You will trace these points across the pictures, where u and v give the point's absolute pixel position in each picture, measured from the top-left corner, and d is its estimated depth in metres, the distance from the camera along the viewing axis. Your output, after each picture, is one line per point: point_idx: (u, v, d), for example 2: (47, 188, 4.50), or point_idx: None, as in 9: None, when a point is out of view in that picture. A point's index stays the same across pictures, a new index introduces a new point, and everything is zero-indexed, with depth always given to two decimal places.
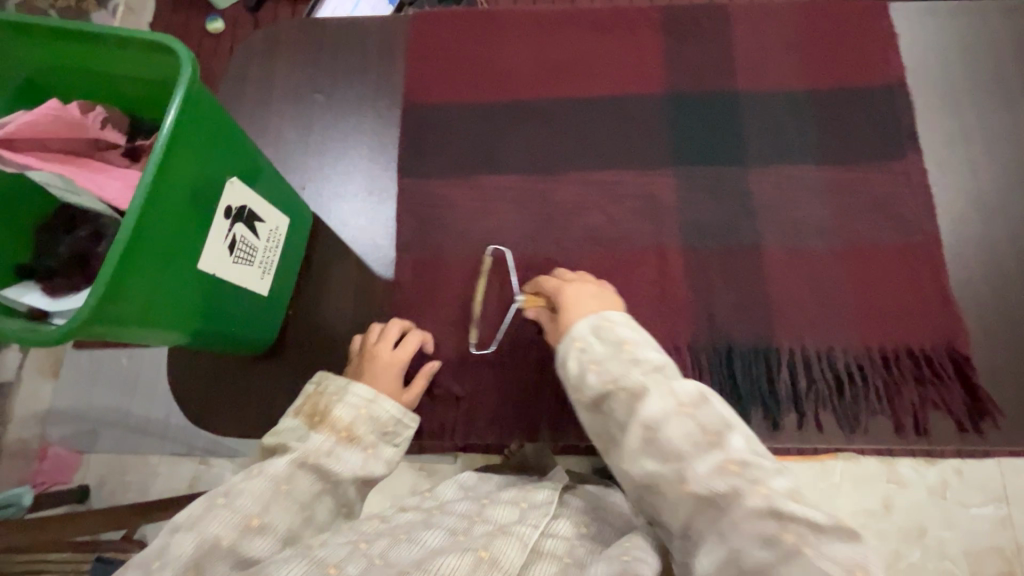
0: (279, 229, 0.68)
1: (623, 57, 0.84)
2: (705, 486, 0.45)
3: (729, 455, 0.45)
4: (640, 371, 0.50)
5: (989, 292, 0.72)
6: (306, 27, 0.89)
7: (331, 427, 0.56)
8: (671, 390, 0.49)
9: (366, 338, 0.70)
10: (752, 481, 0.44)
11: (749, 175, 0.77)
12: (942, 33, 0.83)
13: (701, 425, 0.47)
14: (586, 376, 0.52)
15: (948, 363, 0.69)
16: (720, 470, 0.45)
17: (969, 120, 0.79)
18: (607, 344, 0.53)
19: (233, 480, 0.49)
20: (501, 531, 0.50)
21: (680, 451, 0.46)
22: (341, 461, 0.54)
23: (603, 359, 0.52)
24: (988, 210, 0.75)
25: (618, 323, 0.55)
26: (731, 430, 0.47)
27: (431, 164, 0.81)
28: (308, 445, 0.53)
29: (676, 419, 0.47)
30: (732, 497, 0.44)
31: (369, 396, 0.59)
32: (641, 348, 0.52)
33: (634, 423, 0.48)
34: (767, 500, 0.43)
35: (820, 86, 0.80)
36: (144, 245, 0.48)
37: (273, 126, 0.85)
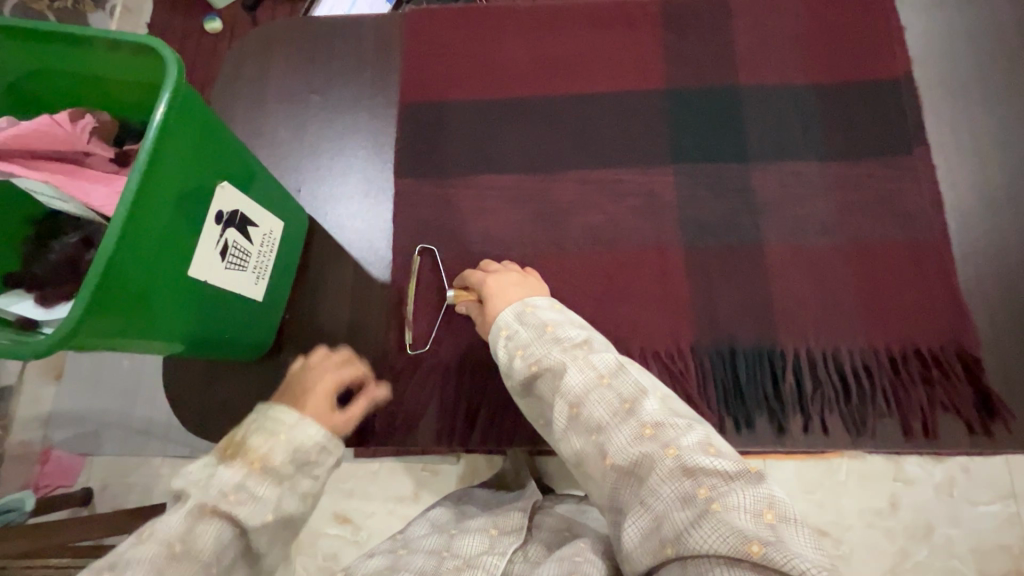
0: (273, 233, 0.67)
1: (623, 52, 0.82)
2: (624, 455, 0.44)
3: (643, 420, 0.44)
4: (560, 349, 0.51)
5: (997, 289, 0.71)
6: (302, 26, 0.88)
7: (242, 459, 0.44)
8: (590, 364, 0.49)
9: (307, 360, 0.62)
10: (664, 443, 0.43)
11: (752, 171, 0.76)
12: (950, 24, 0.81)
13: (620, 395, 0.47)
14: (513, 361, 0.53)
15: (957, 364, 0.67)
16: (636, 437, 0.44)
17: (978, 113, 0.77)
18: (528, 327, 0.54)
19: (114, 554, 0.38)
20: (468, 566, 0.49)
21: (601, 422, 0.46)
22: (249, 503, 0.42)
23: (527, 344, 0.53)
24: (998, 206, 0.74)
25: (541, 307, 0.55)
26: (646, 395, 0.46)
27: (428, 164, 0.79)
28: (207, 488, 0.42)
29: (596, 391, 0.47)
30: (648, 461, 0.43)
31: (292, 420, 0.48)
32: (564, 328, 0.53)
33: (559, 401, 0.48)
34: (677, 458, 0.41)
35: (824, 80, 0.79)
36: (129, 252, 0.47)
37: (268, 127, 0.84)
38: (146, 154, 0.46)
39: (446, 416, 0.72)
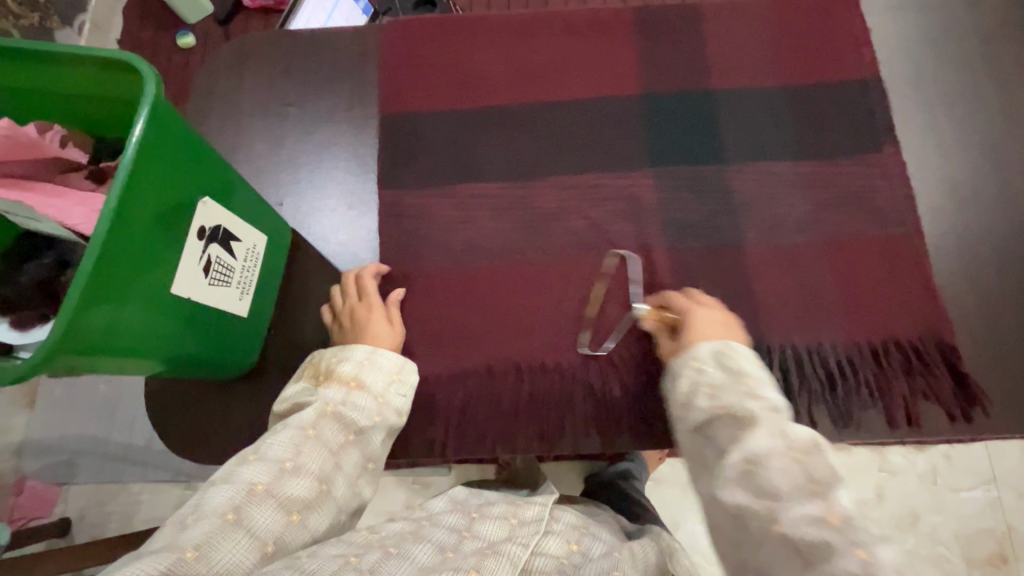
0: (256, 247, 0.66)
1: (599, 60, 0.84)
2: (800, 535, 0.41)
3: (831, 507, 0.41)
4: (756, 402, 0.48)
5: (967, 279, 0.73)
6: (277, 39, 0.87)
7: (339, 381, 0.61)
8: (784, 431, 0.45)
9: (334, 306, 0.72)
10: (852, 542, 0.40)
11: (729, 173, 0.77)
12: (911, 26, 0.84)
13: (810, 474, 0.43)
14: (697, 396, 0.51)
15: (936, 355, 0.69)
16: (816, 520, 0.41)
17: (941, 111, 0.80)
18: (724, 371, 0.52)
19: (261, 440, 0.53)
20: (491, 551, 0.50)
21: (777, 491, 0.43)
22: (355, 408, 0.59)
23: (718, 385, 0.51)
24: (965, 200, 0.76)
25: (743, 355, 0.53)
26: (841, 486, 0.42)
27: (410, 174, 0.79)
28: (323, 397, 0.58)
29: (780, 459, 0.44)
30: (827, 552, 0.40)
31: (369, 350, 0.65)
32: (764, 386, 0.50)
33: (735, 452, 0.46)
34: (867, 565, 0.38)
35: (794, 82, 0.81)
36: (112, 280, 0.46)
37: (245, 141, 0.83)
38: (121, 181, 0.45)
39: (436, 426, 0.71)
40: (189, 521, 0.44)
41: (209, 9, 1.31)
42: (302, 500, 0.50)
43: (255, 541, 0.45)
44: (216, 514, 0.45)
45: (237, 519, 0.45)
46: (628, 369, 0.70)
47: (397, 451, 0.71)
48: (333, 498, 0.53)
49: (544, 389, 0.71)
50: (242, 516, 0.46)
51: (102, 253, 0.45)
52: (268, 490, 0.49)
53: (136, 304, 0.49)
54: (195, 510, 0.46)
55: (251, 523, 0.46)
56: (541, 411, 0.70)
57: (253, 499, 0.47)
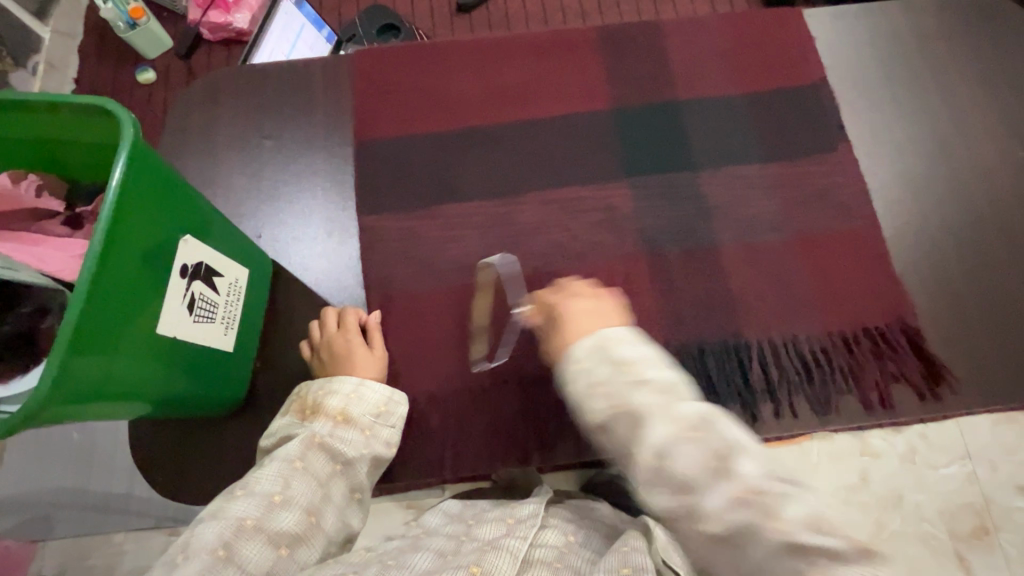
0: (238, 281, 0.66)
1: (567, 78, 0.86)
2: (719, 522, 0.45)
3: (739, 483, 0.44)
4: (645, 393, 0.48)
5: (925, 266, 0.77)
6: (248, 74, 0.88)
7: (326, 415, 0.60)
8: (676, 417, 0.47)
9: (312, 339, 0.71)
10: (765, 512, 0.44)
11: (698, 178, 0.80)
12: (857, 32, 0.90)
13: (713, 452, 0.46)
14: (591, 396, 0.50)
15: (903, 339, 0.73)
16: (732, 501, 0.44)
17: (890, 108, 0.85)
18: (609, 364, 0.50)
19: (246, 475, 0.54)
20: (490, 547, 0.51)
21: (690, 481, 0.45)
22: (343, 441, 0.59)
23: (608, 381, 0.50)
24: (918, 191, 0.81)
25: (622, 341, 0.51)
26: (740, 455, 0.45)
27: (388, 199, 0.80)
28: (309, 429, 0.59)
29: (683, 446, 0.46)
30: (746, 528, 0.44)
31: (355, 382, 0.64)
32: (646, 366, 0.50)
33: (643, 453, 0.47)
34: (783, 533, 0.43)
35: (752, 90, 0.85)
36: (99, 332, 0.46)
37: (219, 175, 0.83)
38: (101, 232, 0.45)
39: (432, 447, 0.71)
40: (179, 561, 0.45)
41: (168, 43, 1.35)
42: (292, 534, 0.51)
43: None
44: (205, 553, 0.46)
45: (228, 556, 0.46)
46: None
47: (394, 474, 0.71)
48: (322, 530, 0.53)
49: (534, 400, 0.72)
50: (232, 552, 0.47)
51: (88, 304, 0.44)
52: (257, 525, 0.49)
53: (123, 354, 0.49)
54: (184, 549, 0.47)
55: (241, 559, 0.47)
56: (536, 421, 0.72)
57: (242, 536, 0.48)
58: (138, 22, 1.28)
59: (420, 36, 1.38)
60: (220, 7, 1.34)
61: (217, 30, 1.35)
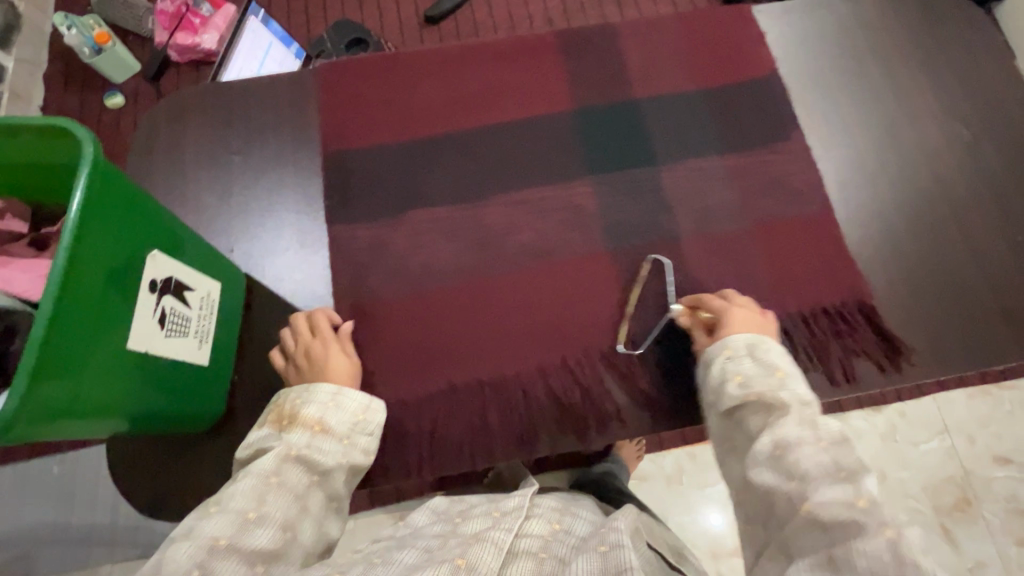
0: (210, 294, 0.66)
1: (528, 81, 0.88)
2: (825, 512, 0.45)
3: (860, 491, 0.45)
4: (787, 393, 0.55)
5: (880, 246, 0.80)
6: (211, 92, 0.88)
7: (304, 426, 0.61)
8: (813, 422, 0.51)
9: (285, 347, 0.71)
10: (879, 522, 0.43)
11: (659, 173, 0.83)
12: (804, 25, 0.93)
13: (838, 461, 0.47)
14: (728, 384, 0.58)
15: (858, 314, 0.76)
16: (846, 503, 0.45)
17: (839, 97, 0.88)
18: (757, 364, 0.59)
19: (221, 493, 0.54)
20: (476, 539, 0.52)
21: (805, 473, 0.47)
22: (321, 451, 0.60)
23: (750, 375, 0.58)
24: (870, 175, 0.84)
25: (776, 353, 0.60)
26: (868, 474, 0.46)
27: (356, 208, 0.81)
28: (285, 442, 0.59)
29: (810, 447, 0.49)
30: (852, 528, 0.43)
31: (333, 392, 0.66)
32: (794, 380, 0.57)
33: (765, 436, 0.51)
34: (893, 546, 0.41)
35: (706, 85, 0.88)
36: (66, 349, 0.47)
37: (186, 193, 0.83)
38: (64, 251, 0.45)
39: (411, 449, 0.72)
40: None
41: (135, 66, 1.35)
42: (268, 550, 0.50)
43: None
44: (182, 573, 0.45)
45: None
46: (587, 367, 0.74)
47: (375, 479, 0.72)
48: (299, 543, 0.54)
49: (510, 398, 0.73)
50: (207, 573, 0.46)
51: (52, 328, 0.45)
52: (231, 543, 0.49)
53: (92, 375, 0.50)
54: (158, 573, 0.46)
55: None
56: (513, 418, 0.73)
57: (216, 555, 0.47)
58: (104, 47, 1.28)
59: (389, 48, 1.39)
60: (187, 28, 1.36)
61: (185, 51, 1.36)
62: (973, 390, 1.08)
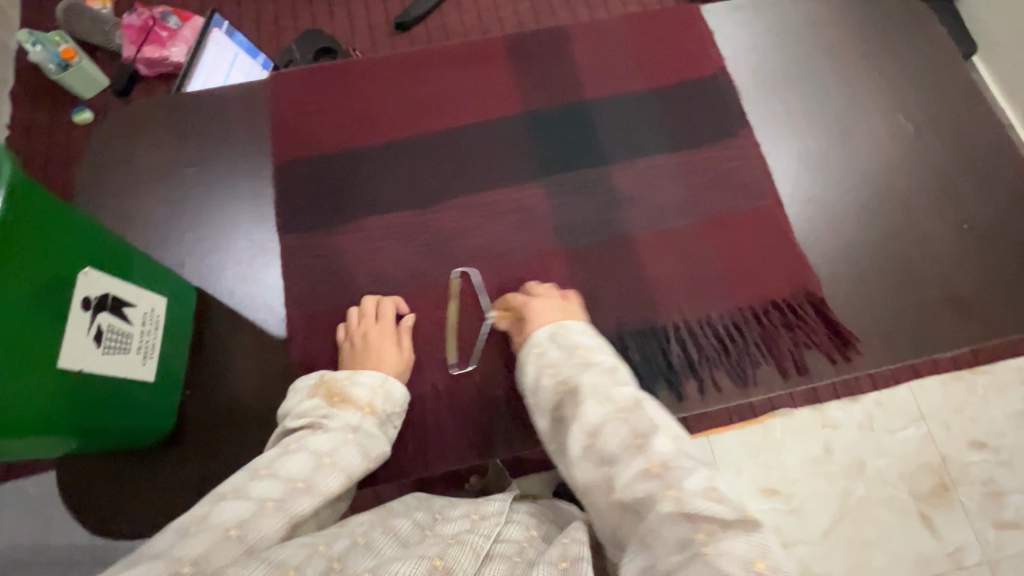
0: (153, 309, 0.66)
1: (479, 85, 0.88)
2: (629, 491, 0.46)
3: (651, 458, 0.47)
4: (587, 375, 0.56)
5: (829, 238, 0.81)
6: (162, 105, 0.88)
7: (355, 407, 0.64)
8: (609, 396, 0.53)
9: (349, 324, 0.74)
10: (668, 483, 0.45)
11: (610, 172, 0.83)
12: (751, 22, 0.94)
13: (633, 430, 0.49)
14: (542, 378, 0.59)
15: (808, 307, 0.77)
16: (643, 473, 0.46)
17: (787, 92, 0.89)
18: (560, 349, 0.60)
19: (274, 457, 0.55)
20: (455, 541, 0.51)
21: (611, 454, 0.49)
22: (367, 436, 0.62)
23: (558, 363, 0.59)
24: (819, 168, 0.85)
25: (577, 332, 0.62)
26: (658, 435, 0.49)
27: (307, 216, 0.81)
28: (340, 422, 0.61)
29: (611, 424, 0.50)
30: (650, 500, 0.45)
31: (381, 377, 0.68)
32: (595, 354, 0.59)
33: (576, 427, 0.52)
34: (678, 502, 0.43)
35: (656, 85, 0.88)
36: None
37: (137, 206, 0.82)
38: None
39: None
40: (193, 532, 0.45)
41: (104, 82, 1.34)
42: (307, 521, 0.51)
43: (248, 549, 0.46)
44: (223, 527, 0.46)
45: (240, 534, 0.46)
46: None
47: None
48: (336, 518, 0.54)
49: (464, 402, 0.74)
50: (245, 530, 0.46)
51: None
52: (279, 505, 0.50)
53: (17, 393, 0.49)
54: (200, 522, 0.46)
55: (254, 535, 0.47)
56: (466, 423, 0.73)
57: (261, 514, 0.48)
58: (70, 63, 1.28)
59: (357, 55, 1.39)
60: (155, 42, 1.34)
61: (154, 65, 1.35)
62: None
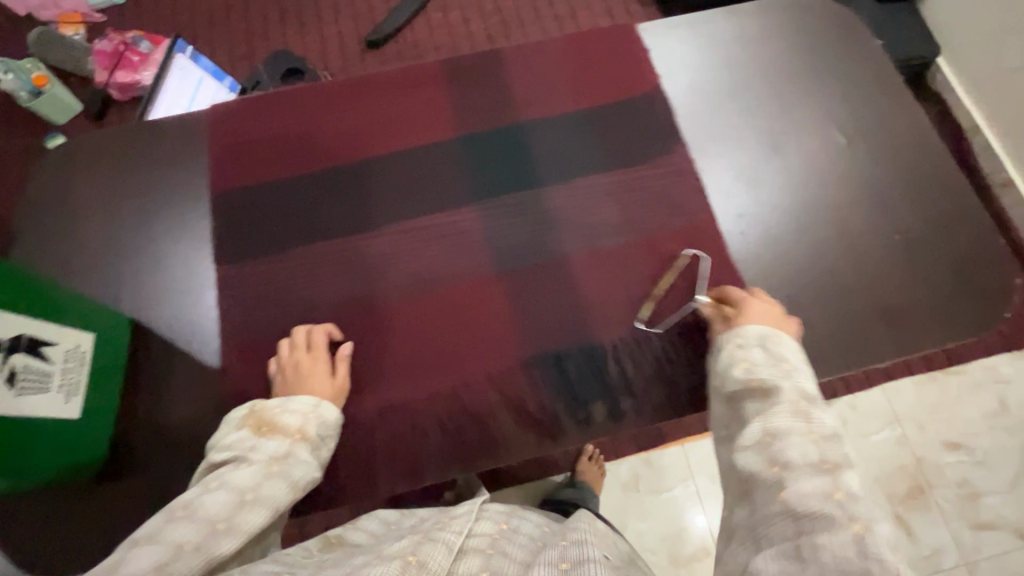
0: (78, 347, 0.69)
1: (416, 111, 0.89)
2: (800, 503, 0.44)
3: (838, 483, 0.45)
4: (792, 386, 0.55)
5: (763, 252, 0.82)
6: (103, 138, 0.89)
7: (284, 434, 0.63)
8: (806, 416, 0.51)
9: (281, 356, 0.74)
10: (851, 514, 0.43)
11: (545, 193, 0.84)
12: (686, 40, 0.95)
13: (822, 453, 0.48)
14: (737, 369, 0.59)
15: None
16: (823, 491, 0.45)
17: (722, 108, 0.90)
18: (766, 354, 0.59)
19: (192, 495, 0.54)
20: (427, 538, 0.51)
21: (789, 462, 0.48)
22: (296, 464, 0.61)
23: (760, 363, 0.58)
24: (753, 183, 0.86)
25: (789, 347, 0.60)
26: (851, 470, 0.46)
27: (243, 246, 0.81)
28: (266, 452, 0.60)
29: (800, 437, 0.49)
30: (824, 520, 0.43)
31: (312, 403, 0.68)
32: (803, 374, 0.57)
33: (756, 421, 0.53)
34: (860, 537, 0.41)
35: (591, 105, 0.90)
36: None
37: (78, 239, 0.83)
38: None
39: None
40: None
41: (77, 107, 1.35)
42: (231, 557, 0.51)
43: None
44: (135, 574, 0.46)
45: None
46: (474, 391, 0.74)
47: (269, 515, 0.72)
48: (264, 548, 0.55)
49: (397, 427, 0.73)
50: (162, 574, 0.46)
51: None
52: (197, 547, 0.49)
53: None
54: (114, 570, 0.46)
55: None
56: (399, 448, 0.73)
57: (179, 557, 0.48)
58: (43, 89, 1.30)
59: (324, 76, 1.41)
60: (127, 67, 1.36)
61: (126, 89, 1.36)
62: (918, 376, 1.13)
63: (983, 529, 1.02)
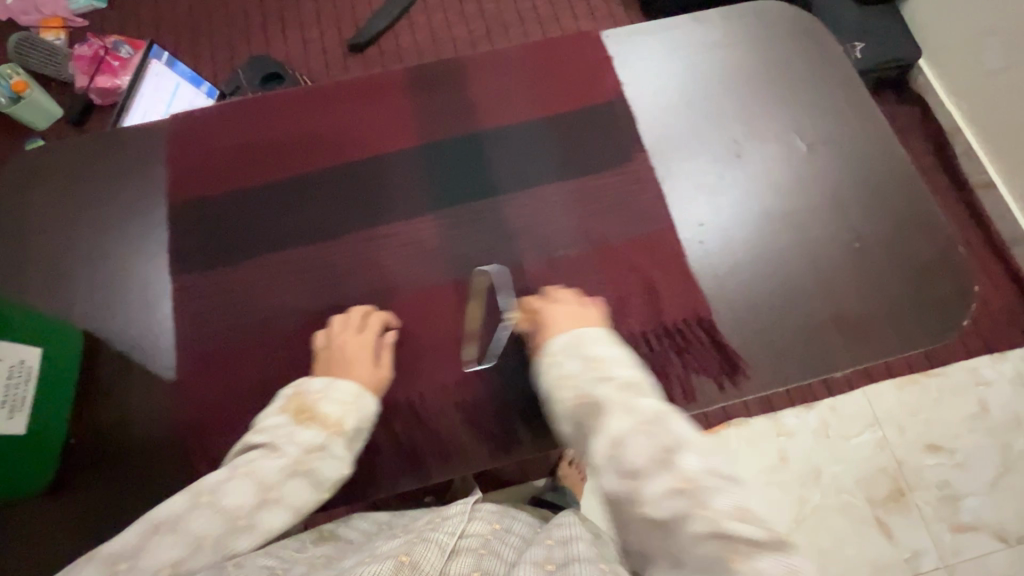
0: (25, 362, 0.69)
1: (378, 119, 0.89)
2: (661, 507, 0.48)
3: (679, 475, 0.49)
4: (608, 386, 0.57)
5: (725, 260, 0.81)
6: (60, 148, 0.88)
7: (321, 424, 0.62)
8: (632, 410, 0.54)
9: (332, 332, 0.74)
10: (697, 501, 0.48)
11: (505, 202, 0.84)
12: (649, 47, 0.95)
13: (654, 441, 0.51)
14: (562, 390, 0.60)
15: (699, 331, 0.77)
16: (671, 490, 0.48)
17: (685, 115, 0.90)
18: (579, 360, 0.62)
19: (218, 481, 0.53)
20: (421, 538, 0.49)
21: (639, 467, 0.50)
22: (327, 460, 0.59)
23: (578, 375, 0.60)
24: (715, 191, 0.86)
25: (596, 345, 0.63)
26: (684, 451, 0.50)
27: (202, 258, 0.81)
28: (300, 445, 0.59)
29: (636, 437, 0.52)
30: (679, 516, 0.48)
31: (354, 394, 0.65)
32: (614, 365, 0.60)
33: (600, 440, 0.53)
34: (710, 521, 0.47)
35: (553, 113, 0.89)
36: None
37: (34, 251, 0.82)
38: None
39: None
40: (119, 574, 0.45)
41: (57, 111, 1.35)
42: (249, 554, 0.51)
43: None
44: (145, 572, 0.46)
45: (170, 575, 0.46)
46: (430, 402, 0.74)
47: None
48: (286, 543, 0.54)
49: None
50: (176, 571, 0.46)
51: None
52: (213, 544, 0.49)
53: None
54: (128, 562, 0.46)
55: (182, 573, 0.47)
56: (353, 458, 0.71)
57: (193, 554, 0.48)
58: (22, 95, 1.28)
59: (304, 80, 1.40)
60: (108, 71, 1.36)
61: (107, 93, 1.35)
62: (901, 378, 1.12)
63: (963, 530, 1.03)
